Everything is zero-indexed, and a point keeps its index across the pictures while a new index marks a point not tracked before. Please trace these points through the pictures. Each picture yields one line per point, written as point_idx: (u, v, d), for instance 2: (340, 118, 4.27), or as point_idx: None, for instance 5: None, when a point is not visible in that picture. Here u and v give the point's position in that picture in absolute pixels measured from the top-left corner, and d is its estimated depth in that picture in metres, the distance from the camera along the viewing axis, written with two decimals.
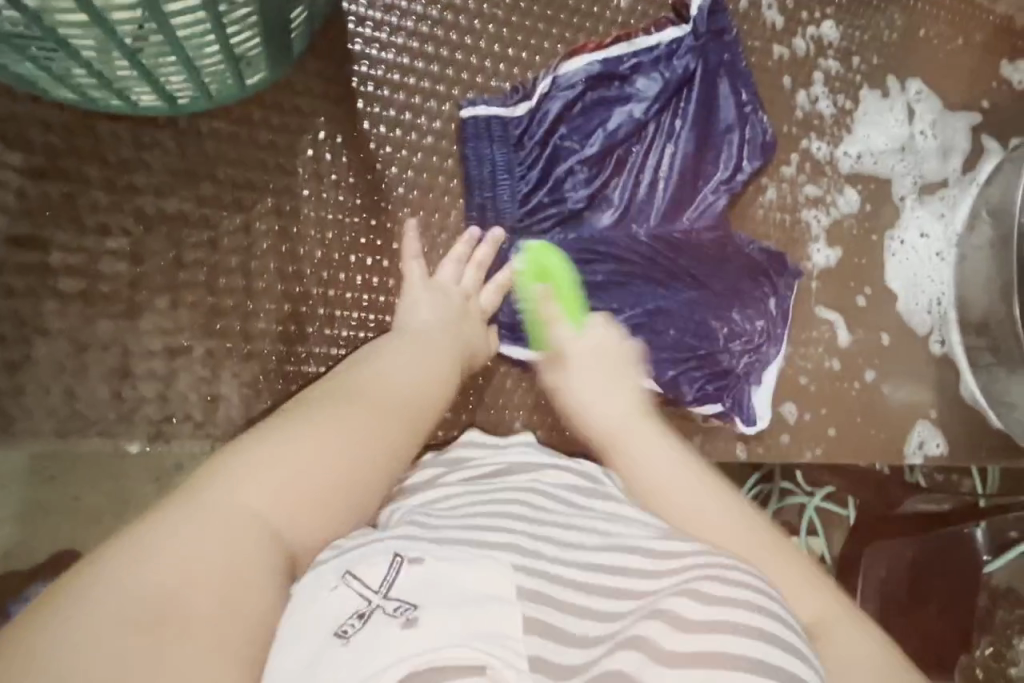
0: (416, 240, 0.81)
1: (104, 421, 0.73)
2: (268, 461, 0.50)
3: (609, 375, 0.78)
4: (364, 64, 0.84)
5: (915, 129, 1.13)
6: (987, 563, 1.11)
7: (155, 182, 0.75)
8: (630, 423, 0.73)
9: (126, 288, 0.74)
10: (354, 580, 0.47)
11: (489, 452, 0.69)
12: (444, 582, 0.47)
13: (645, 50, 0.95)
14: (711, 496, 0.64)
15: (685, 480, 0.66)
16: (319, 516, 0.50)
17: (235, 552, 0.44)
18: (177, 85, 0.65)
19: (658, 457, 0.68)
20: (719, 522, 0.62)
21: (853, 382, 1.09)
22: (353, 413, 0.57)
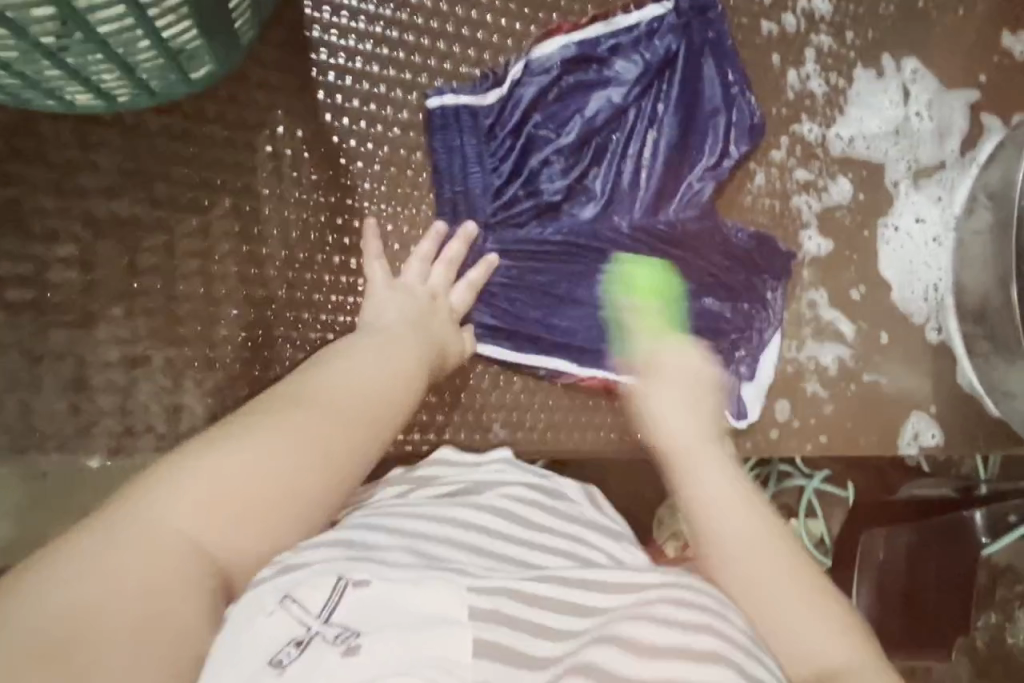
0: (376, 238, 0.78)
1: (62, 436, 0.71)
2: (207, 472, 0.47)
3: (689, 409, 0.69)
4: (323, 52, 0.80)
5: (911, 110, 1.08)
6: (985, 546, 1.09)
7: (104, 183, 0.72)
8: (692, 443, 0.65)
9: (79, 296, 0.71)
10: (294, 604, 0.44)
11: (459, 472, 0.66)
12: (389, 605, 0.44)
13: (623, 31, 0.90)
14: (768, 532, 0.57)
15: (743, 512, 0.59)
16: (259, 530, 0.48)
17: (161, 570, 0.43)
18: (113, 83, 0.62)
19: (727, 487, 0.60)
20: (779, 564, 0.55)
21: (845, 375, 1.06)
22: (307, 415, 0.54)
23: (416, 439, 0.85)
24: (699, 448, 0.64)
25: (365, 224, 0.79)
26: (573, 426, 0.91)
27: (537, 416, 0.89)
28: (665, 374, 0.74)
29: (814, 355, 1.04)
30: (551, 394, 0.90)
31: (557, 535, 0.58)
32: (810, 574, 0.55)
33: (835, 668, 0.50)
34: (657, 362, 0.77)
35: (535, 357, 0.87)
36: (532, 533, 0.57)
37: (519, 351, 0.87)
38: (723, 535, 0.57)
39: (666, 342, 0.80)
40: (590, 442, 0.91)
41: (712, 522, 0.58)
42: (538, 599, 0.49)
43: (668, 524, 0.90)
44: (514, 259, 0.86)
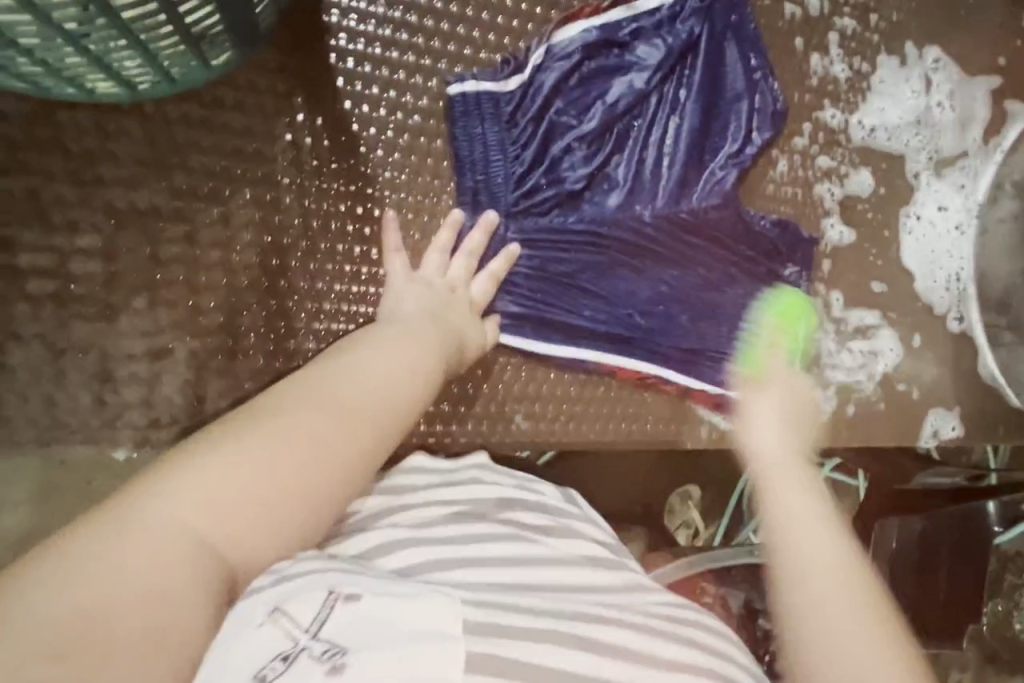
0: (398, 235, 0.77)
1: (85, 429, 0.71)
2: (215, 475, 0.47)
3: (790, 426, 0.63)
4: (342, 37, 0.78)
5: (933, 100, 1.06)
6: (997, 535, 1.08)
7: (123, 173, 0.71)
8: (784, 469, 0.58)
9: (100, 288, 0.70)
10: (283, 617, 0.43)
11: (434, 480, 0.69)
12: (381, 618, 0.43)
13: (645, 14, 0.88)
14: (852, 583, 0.50)
15: (825, 548, 0.51)
16: (265, 533, 0.48)
17: (165, 573, 0.42)
18: (134, 70, 0.60)
19: (819, 525, 0.53)
20: (855, 619, 0.48)
21: (856, 365, 1.04)
22: (316, 417, 0.52)
23: (438, 431, 0.85)
24: (788, 475, 0.57)
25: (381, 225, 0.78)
26: (594, 417, 0.90)
27: (559, 407, 0.89)
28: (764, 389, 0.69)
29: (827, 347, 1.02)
30: (572, 385, 0.89)
31: (552, 554, 0.58)
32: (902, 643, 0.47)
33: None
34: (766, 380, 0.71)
35: (559, 346, 0.86)
36: (527, 551, 0.58)
37: (546, 341, 0.86)
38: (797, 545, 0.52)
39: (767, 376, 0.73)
40: (612, 434, 0.91)
41: (797, 554, 0.51)
42: (534, 615, 0.48)
43: (677, 515, 0.96)
44: (536, 249, 0.85)
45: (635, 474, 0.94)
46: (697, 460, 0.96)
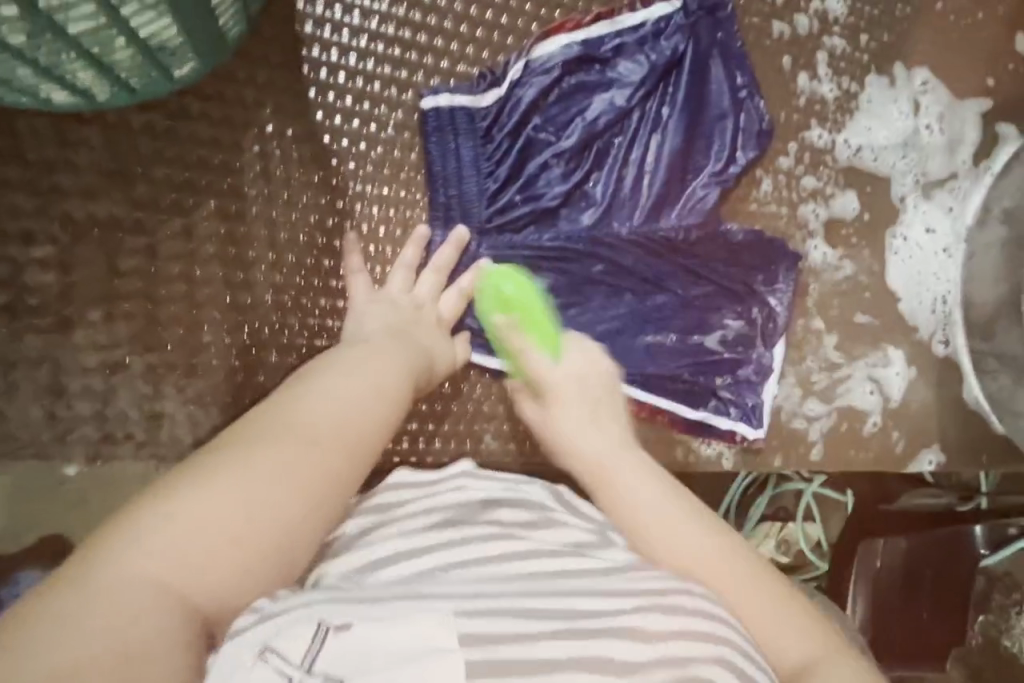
0: (360, 254, 0.76)
1: (37, 443, 0.69)
2: (181, 520, 0.45)
3: (593, 413, 0.73)
4: (314, 48, 0.77)
5: (921, 122, 1.05)
6: (984, 557, 1.07)
7: (83, 183, 0.69)
8: (603, 462, 0.69)
9: (55, 300, 0.69)
10: (273, 655, 0.42)
11: (418, 496, 0.65)
12: (375, 645, 0.43)
13: (629, 30, 0.87)
14: (719, 545, 0.60)
15: (687, 529, 0.61)
16: (241, 573, 0.47)
17: (138, 626, 0.41)
18: (88, 81, 0.59)
19: (674, 513, 0.63)
20: (731, 578, 0.58)
21: (870, 389, 1.04)
22: (281, 447, 0.51)
23: (405, 448, 0.83)
24: (616, 467, 0.68)
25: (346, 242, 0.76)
26: None
27: (531, 426, 0.87)
28: (555, 391, 0.74)
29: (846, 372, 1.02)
30: None
31: (534, 549, 0.56)
32: (775, 586, 0.58)
33: (806, 664, 0.54)
34: (553, 372, 0.75)
35: None
36: (509, 548, 0.56)
37: None
38: (680, 545, 0.60)
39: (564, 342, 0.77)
40: None
41: (669, 549, 0.60)
42: (528, 614, 0.47)
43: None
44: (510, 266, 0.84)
45: None
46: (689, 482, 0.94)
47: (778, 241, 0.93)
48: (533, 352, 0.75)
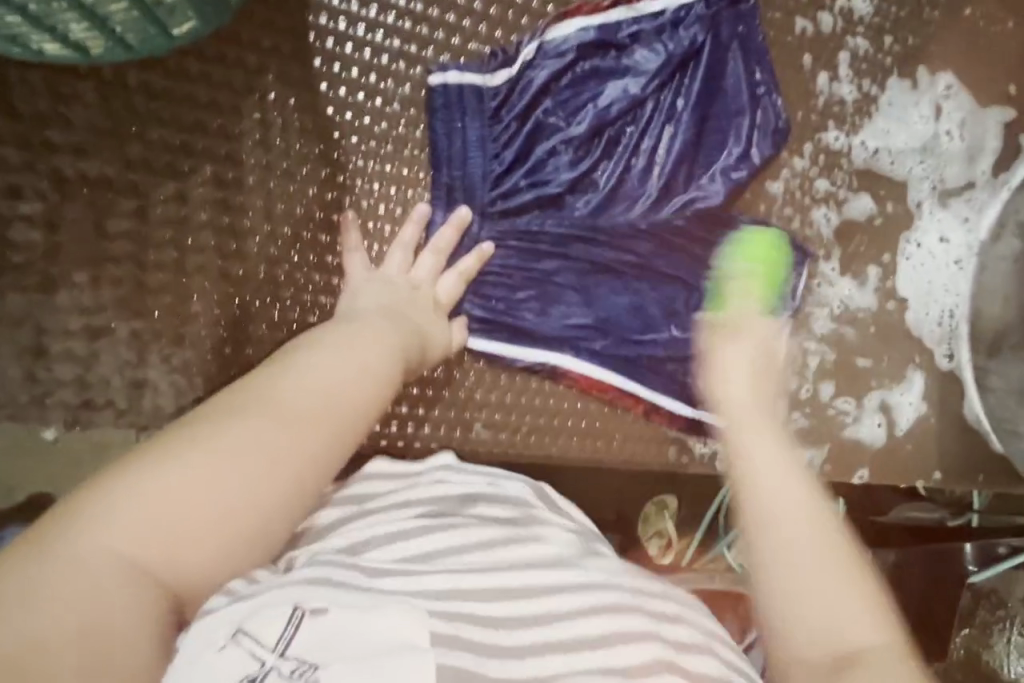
0: (357, 232, 0.74)
1: (15, 405, 0.67)
2: (154, 493, 0.44)
3: (757, 371, 0.72)
4: (322, 15, 0.74)
5: (941, 127, 1.02)
6: (972, 574, 1.05)
7: (74, 140, 0.66)
8: (741, 425, 0.63)
9: (40, 259, 0.67)
10: (246, 637, 0.42)
11: (398, 487, 0.64)
12: (350, 631, 0.43)
13: (647, 17, 0.84)
14: (817, 514, 0.53)
15: (794, 484, 0.55)
16: (214, 550, 0.45)
17: (100, 600, 0.39)
18: (83, 34, 0.56)
19: (780, 467, 0.57)
20: (819, 540, 0.52)
21: (878, 421, 1.02)
22: (258, 424, 0.49)
23: (392, 433, 0.81)
24: (747, 426, 0.62)
25: (344, 217, 0.74)
26: (558, 430, 0.87)
27: (523, 417, 0.85)
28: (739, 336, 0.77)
29: (851, 408, 1.01)
30: (538, 394, 0.86)
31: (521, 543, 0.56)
32: (865, 579, 0.51)
33: (862, 649, 0.47)
34: (743, 326, 0.79)
35: (520, 352, 0.83)
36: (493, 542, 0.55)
37: (512, 347, 0.82)
38: (778, 509, 0.53)
39: (748, 310, 0.82)
40: (576, 449, 0.87)
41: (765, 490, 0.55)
42: (497, 618, 0.48)
43: (652, 523, 0.93)
44: (510, 252, 0.81)
45: (618, 491, 0.91)
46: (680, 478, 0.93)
47: (784, 239, 0.92)
48: (749, 311, 0.82)
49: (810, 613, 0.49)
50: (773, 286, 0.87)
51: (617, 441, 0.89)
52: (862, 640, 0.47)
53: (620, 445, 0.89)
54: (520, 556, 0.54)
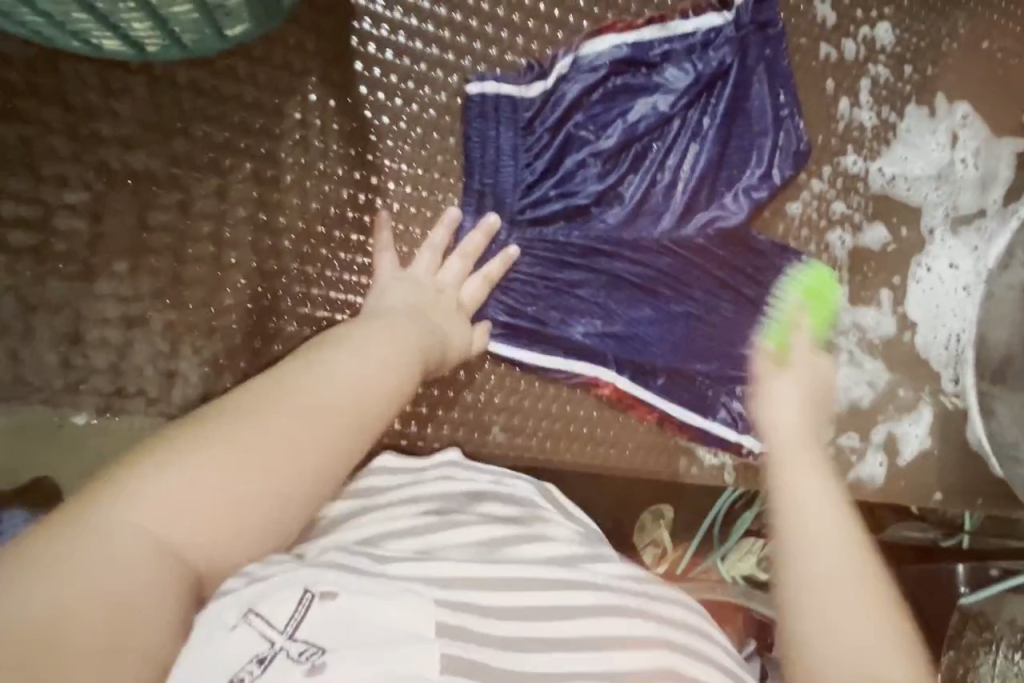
0: (389, 232, 0.76)
1: (50, 390, 0.68)
2: (187, 478, 0.44)
3: (806, 406, 0.71)
4: (366, 21, 0.76)
5: (957, 156, 1.05)
6: (963, 596, 1.06)
7: (122, 133, 0.68)
8: (793, 446, 0.66)
9: (83, 248, 0.68)
10: (257, 618, 0.43)
11: (406, 481, 0.65)
12: (359, 617, 0.44)
13: (678, 36, 0.86)
14: (854, 556, 0.56)
15: (833, 514, 0.58)
16: (234, 537, 0.46)
17: (131, 578, 0.40)
18: (143, 32, 0.58)
19: (825, 503, 0.59)
20: (847, 563, 0.55)
21: (880, 460, 1.03)
22: (291, 417, 0.49)
23: (412, 432, 0.82)
24: (795, 450, 0.65)
25: (377, 217, 0.76)
26: (574, 437, 0.88)
27: (539, 422, 0.87)
28: (792, 366, 0.76)
29: (855, 444, 1.01)
30: (556, 400, 0.87)
31: (530, 538, 0.57)
32: (892, 606, 0.54)
33: None
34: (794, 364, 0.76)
35: (543, 358, 0.84)
36: (500, 537, 0.56)
37: (535, 353, 0.84)
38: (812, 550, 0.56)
39: (796, 356, 0.77)
40: (591, 457, 0.89)
41: (808, 521, 0.58)
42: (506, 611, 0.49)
43: (648, 531, 0.96)
44: (536, 260, 0.83)
45: (621, 504, 0.95)
46: (683, 489, 0.97)
47: (802, 259, 0.94)
48: (804, 348, 0.79)
49: (841, 636, 0.52)
50: (816, 316, 0.91)
51: (630, 450, 0.90)
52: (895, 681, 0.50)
53: (633, 454, 0.91)
54: (526, 552, 0.55)
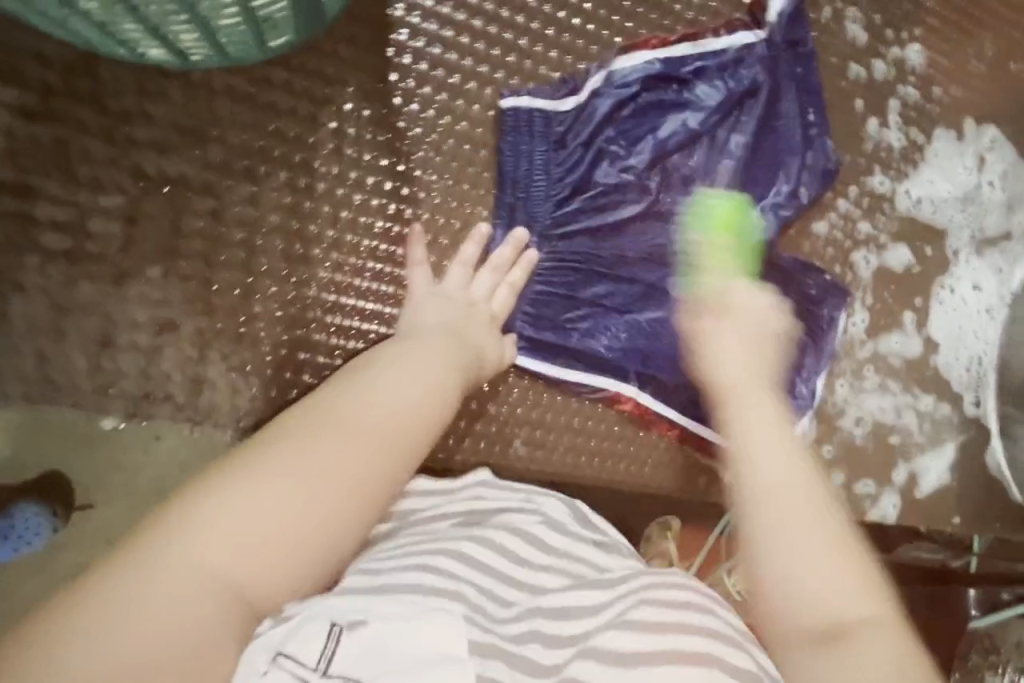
0: (423, 247, 0.75)
1: (78, 393, 0.69)
2: (236, 513, 0.43)
3: (754, 347, 0.64)
4: (402, 33, 0.76)
5: (983, 178, 1.05)
6: None
7: (158, 138, 0.68)
8: (743, 384, 0.60)
9: (116, 252, 0.68)
10: (288, 660, 0.42)
11: (438, 501, 0.65)
12: (388, 645, 0.44)
13: (710, 54, 0.86)
14: (804, 482, 0.51)
15: (779, 459, 0.52)
16: (284, 570, 0.44)
17: (184, 620, 0.39)
18: (189, 42, 0.62)
19: (772, 434, 0.54)
20: (799, 491, 0.50)
21: (896, 500, 1.01)
22: (337, 447, 0.48)
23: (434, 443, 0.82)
24: (747, 387, 0.60)
25: (411, 233, 0.75)
26: (594, 452, 0.88)
27: (560, 437, 0.86)
28: (728, 315, 0.68)
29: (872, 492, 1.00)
30: (578, 415, 0.87)
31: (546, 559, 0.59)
32: (843, 529, 0.49)
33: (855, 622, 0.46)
34: (727, 301, 0.70)
35: (567, 372, 0.84)
36: (524, 558, 0.57)
37: (561, 367, 0.84)
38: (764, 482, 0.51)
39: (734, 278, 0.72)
40: (609, 474, 0.88)
41: (754, 475, 0.52)
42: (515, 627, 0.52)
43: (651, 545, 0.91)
44: (562, 274, 0.83)
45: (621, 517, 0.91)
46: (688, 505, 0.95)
47: (826, 278, 0.94)
48: (732, 281, 0.72)
49: (803, 592, 0.47)
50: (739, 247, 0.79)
51: (649, 467, 0.90)
52: (856, 611, 0.46)
53: (652, 471, 0.90)
54: (541, 576, 0.57)
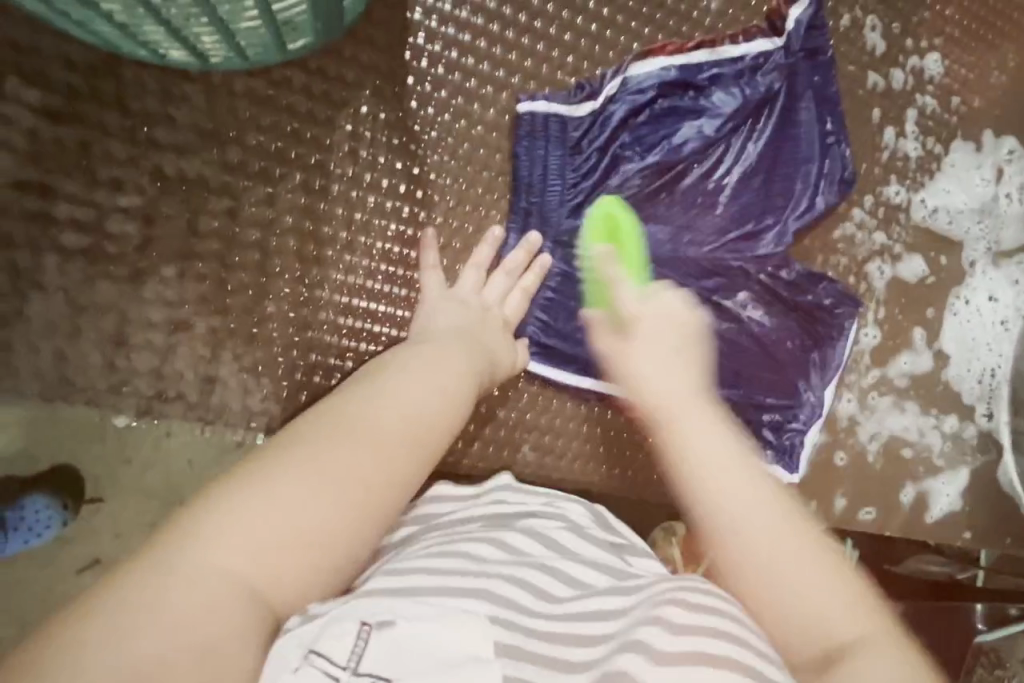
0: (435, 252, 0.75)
1: (92, 391, 0.69)
2: (256, 513, 0.43)
3: (675, 356, 0.64)
4: (420, 36, 0.76)
5: (1001, 190, 1.04)
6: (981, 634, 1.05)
7: (177, 139, 0.68)
8: (681, 401, 0.60)
9: (134, 251, 0.68)
10: (319, 657, 0.42)
11: (457, 507, 0.65)
12: (415, 648, 0.44)
13: (728, 61, 0.85)
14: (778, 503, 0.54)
15: (751, 488, 0.54)
16: (308, 571, 0.45)
17: (208, 618, 0.40)
18: (209, 44, 0.64)
19: (730, 458, 0.55)
20: (774, 511, 0.53)
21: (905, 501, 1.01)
22: (352, 447, 0.49)
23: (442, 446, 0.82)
24: (687, 404, 0.60)
25: (423, 237, 0.75)
26: (603, 458, 0.88)
27: (569, 443, 0.86)
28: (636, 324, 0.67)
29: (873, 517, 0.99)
30: (587, 421, 0.87)
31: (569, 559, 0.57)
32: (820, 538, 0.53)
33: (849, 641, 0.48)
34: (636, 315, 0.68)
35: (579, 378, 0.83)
36: (547, 558, 0.56)
37: (571, 373, 0.83)
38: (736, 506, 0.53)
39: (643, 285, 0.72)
40: (617, 480, 0.88)
41: (724, 507, 0.53)
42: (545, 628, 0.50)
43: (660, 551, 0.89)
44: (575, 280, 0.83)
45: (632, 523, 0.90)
46: None
47: (839, 287, 0.92)
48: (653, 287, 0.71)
49: (779, 614, 0.50)
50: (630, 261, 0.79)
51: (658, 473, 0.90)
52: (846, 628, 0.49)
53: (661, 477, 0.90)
54: (568, 576, 0.56)
